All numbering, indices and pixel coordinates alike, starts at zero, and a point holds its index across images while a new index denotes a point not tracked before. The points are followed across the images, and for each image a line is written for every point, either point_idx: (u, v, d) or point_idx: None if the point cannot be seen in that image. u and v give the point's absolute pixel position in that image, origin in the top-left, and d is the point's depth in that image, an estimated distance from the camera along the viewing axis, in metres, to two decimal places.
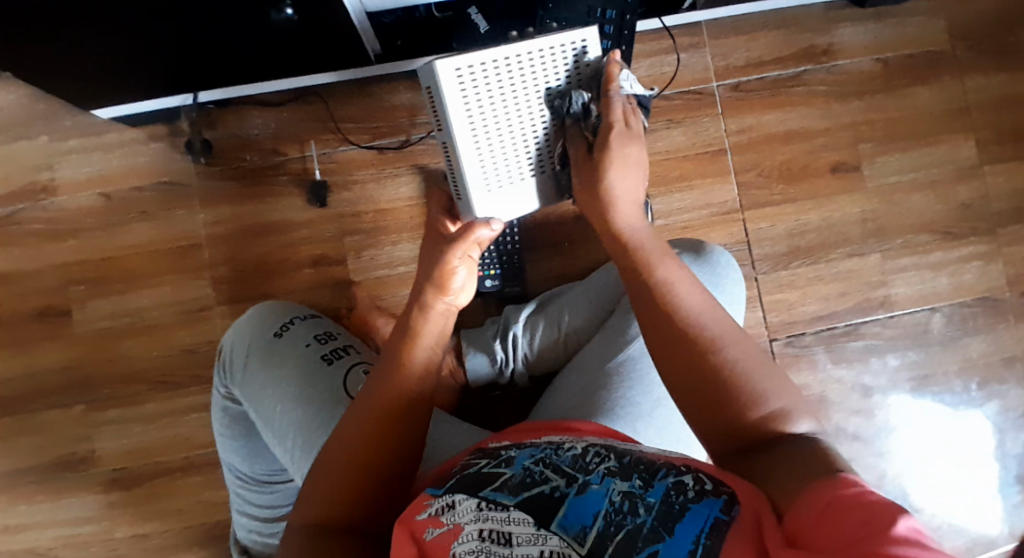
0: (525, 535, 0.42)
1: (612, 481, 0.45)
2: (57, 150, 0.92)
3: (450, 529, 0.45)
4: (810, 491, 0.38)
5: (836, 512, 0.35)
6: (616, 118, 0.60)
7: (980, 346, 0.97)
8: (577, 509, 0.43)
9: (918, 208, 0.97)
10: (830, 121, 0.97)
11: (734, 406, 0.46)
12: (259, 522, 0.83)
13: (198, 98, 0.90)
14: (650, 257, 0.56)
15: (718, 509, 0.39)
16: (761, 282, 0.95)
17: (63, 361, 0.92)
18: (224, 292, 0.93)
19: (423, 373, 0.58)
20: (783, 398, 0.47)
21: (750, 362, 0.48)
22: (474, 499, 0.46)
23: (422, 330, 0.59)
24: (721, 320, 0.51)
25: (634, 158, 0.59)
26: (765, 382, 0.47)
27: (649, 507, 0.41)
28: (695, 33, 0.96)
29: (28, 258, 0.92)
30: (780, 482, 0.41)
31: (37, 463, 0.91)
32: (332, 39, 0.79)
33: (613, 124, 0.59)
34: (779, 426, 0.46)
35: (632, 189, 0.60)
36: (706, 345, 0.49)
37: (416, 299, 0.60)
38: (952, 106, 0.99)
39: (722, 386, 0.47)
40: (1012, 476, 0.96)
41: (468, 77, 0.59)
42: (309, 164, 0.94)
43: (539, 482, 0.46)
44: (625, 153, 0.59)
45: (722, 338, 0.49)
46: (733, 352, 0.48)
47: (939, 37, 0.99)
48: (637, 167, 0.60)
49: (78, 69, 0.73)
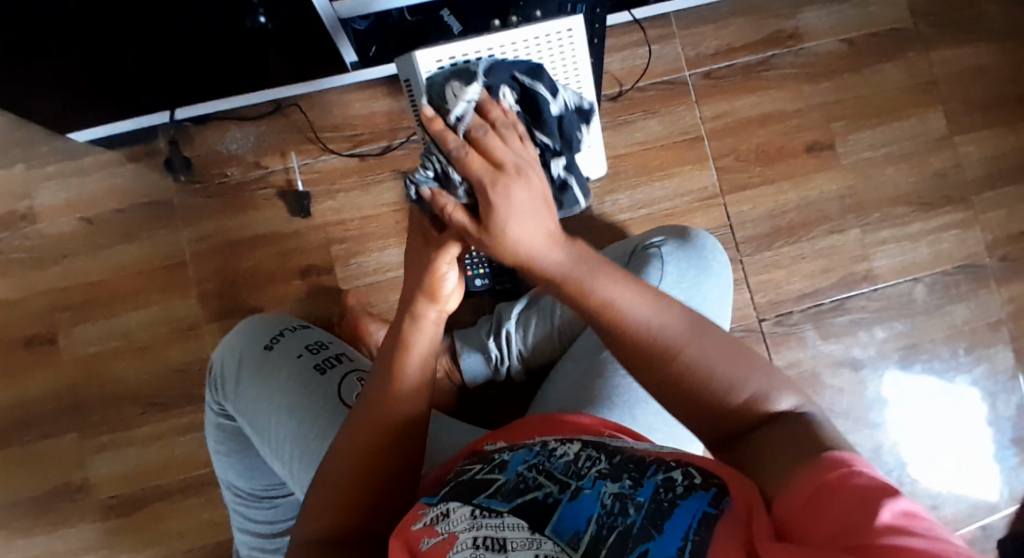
0: (520, 540, 0.41)
1: (603, 484, 0.43)
2: (34, 176, 0.92)
3: (445, 538, 0.43)
4: (797, 473, 0.37)
5: (825, 499, 0.34)
6: (482, 168, 0.42)
7: (964, 312, 0.99)
8: (571, 515, 0.42)
9: (894, 180, 0.99)
10: (802, 102, 0.99)
11: (708, 392, 0.43)
12: (260, 538, 0.81)
13: (174, 115, 0.89)
14: (583, 284, 0.44)
15: (708, 503, 0.38)
16: (746, 263, 0.96)
17: (54, 389, 0.91)
18: (213, 309, 0.92)
19: (419, 389, 0.56)
20: (754, 382, 0.43)
21: (713, 350, 0.43)
22: (468, 506, 0.45)
23: (413, 342, 0.55)
24: (672, 317, 0.44)
25: (530, 195, 0.42)
26: (733, 367, 0.43)
27: (639, 507, 0.40)
28: (664, 25, 0.97)
29: (10, 287, 0.91)
30: (770, 466, 0.39)
31: (32, 495, 0.90)
32: (312, 46, 0.79)
33: (483, 177, 0.42)
34: (760, 408, 0.42)
35: (541, 230, 0.43)
36: (665, 347, 0.43)
37: (406, 310, 0.56)
38: (919, 81, 1.01)
39: (684, 390, 0.43)
40: (1008, 438, 0.98)
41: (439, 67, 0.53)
42: (290, 175, 0.94)
43: (532, 488, 0.45)
44: (512, 205, 0.42)
45: (681, 340, 0.43)
46: (695, 351, 0.43)
47: (901, 15, 1.01)
48: (538, 205, 0.42)
49: (54, 87, 0.72)
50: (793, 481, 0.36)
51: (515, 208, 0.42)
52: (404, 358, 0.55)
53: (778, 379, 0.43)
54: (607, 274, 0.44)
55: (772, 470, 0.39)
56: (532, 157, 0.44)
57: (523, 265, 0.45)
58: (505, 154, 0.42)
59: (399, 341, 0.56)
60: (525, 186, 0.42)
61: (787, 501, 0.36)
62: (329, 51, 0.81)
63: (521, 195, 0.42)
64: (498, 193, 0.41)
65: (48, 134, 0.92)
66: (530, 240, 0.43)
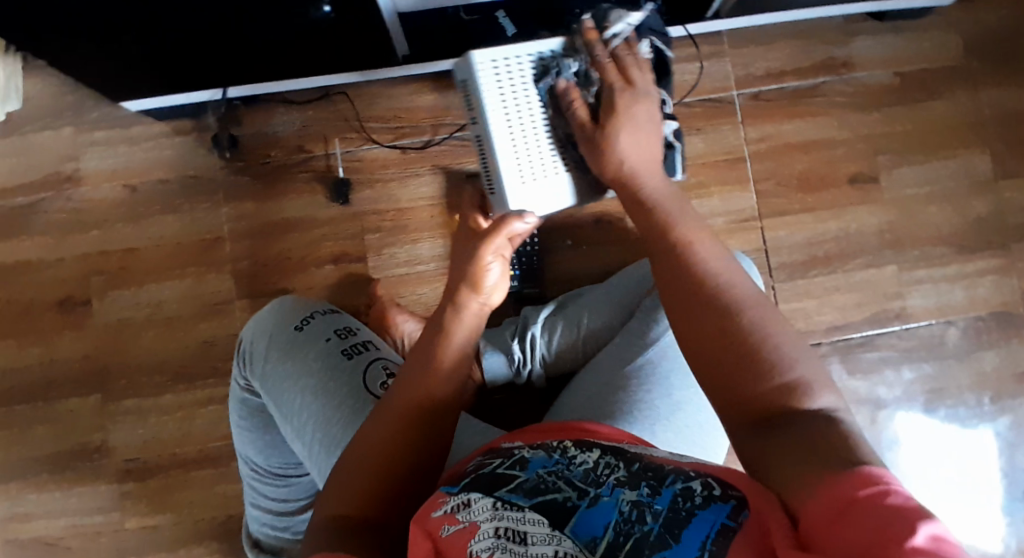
0: (540, 535, 0.41)
1: (621, 491, 0.43)
2: (82, 141, 0.94)
3: (465, 526, 0.42)
4: (819, 487, 0.35)
5: (857, 514, 0.32)
6: (615, 81, 0.68)
7: (994, 360, 0.97)
8: (587, 521, 0.42)
9: (935, 220, 0.98)
10: (848, 132, 0.98)
11: (762, 364, 0.44)
12: (272, 515, 0.83)
13: (227, 93, 0.90)
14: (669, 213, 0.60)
15: (726, 516, 0.37)
16: (778, 290, 0.96)
17: (83, 350, 0.93)
18: (245, 286, 0.93)
19: (453, 371, 0.58)
20: (804, 367, 0.44)
21: (773, 326, 0.47)
22: (489, 498, 0.45)
23: (454, 328, 0.60)
24: (743, 284, 0.51)
25: (643, 119, 0.66)
26: (789, 351, 0.45)
27: (655, 515, 0.40)
28: (716, 42, 0.97)
29: (49, 246, 0.93)
30: (800, 476, 0.37)
31: (51, 452, 0.92)
32: (365, 38, 0.79)
33: (613, 85, 0.67)
34: (797, 401, 0.42)
35: (643, 147, 0.66)
36: (731, 308, 0.48)
37: (450, 298, 0.61)
38: (969, 120, 1.00)
39: (749, 350, 0.45)
40: (1022, 491, 0.96)
41: (502, 68, 0.68)
42: (332, 161, 0.95)
43: (551, 490, 0.45)
44: (631, 113, 0.66)
45: (746, 304, 0.49)
46: (757, 314, 0.48)
47: (957, 52, 1.00)
48: (647, 126, 0.66)
49: (109, 57, 0.73)
50: (816, 495, 0.35)
51: (630, 120, 0.66)
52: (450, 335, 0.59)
53: (825, 379, 0.44)
54: (694, 230, 0.57)
55: (795, 479, 0.37)
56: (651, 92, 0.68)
57: (623, 175, 0.65)
58: (637, 80, 0.68)
59: (439, 332, 0.60)
60: (642, 105, 0.67)
61: (809, 518, 0.34)
62: (379, 40, 0.80)
63: (637, 110, 0.66)
64: (624, 105, 0.66)
65: (100, 101, 0.94)
66: (633, 148, 0.65)
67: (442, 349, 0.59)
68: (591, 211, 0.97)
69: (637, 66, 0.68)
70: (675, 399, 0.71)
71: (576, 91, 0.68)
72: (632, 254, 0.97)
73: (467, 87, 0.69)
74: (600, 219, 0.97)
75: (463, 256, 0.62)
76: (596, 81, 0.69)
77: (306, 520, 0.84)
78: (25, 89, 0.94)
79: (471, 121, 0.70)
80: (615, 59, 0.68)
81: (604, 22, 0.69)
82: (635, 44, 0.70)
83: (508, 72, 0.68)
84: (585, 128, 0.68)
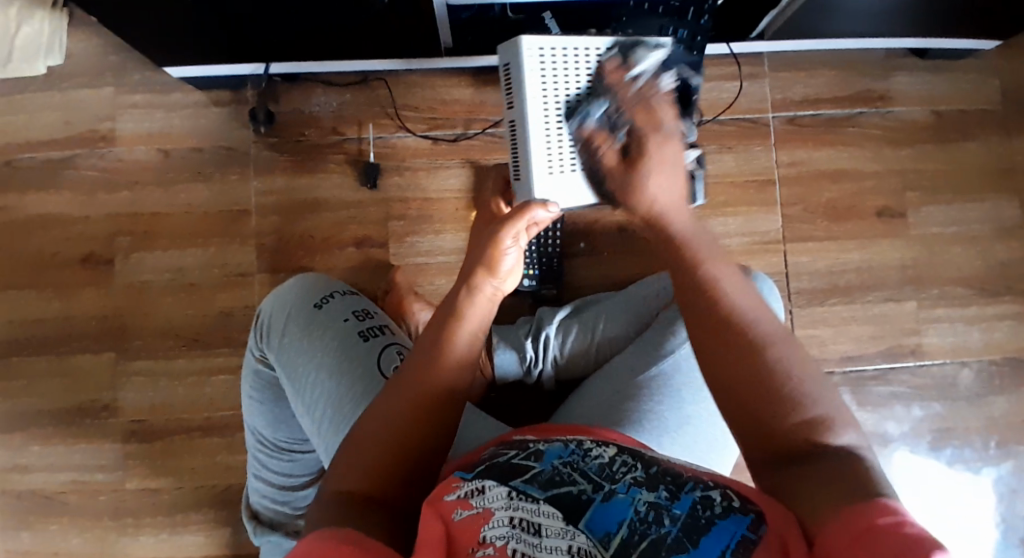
0: (554, 528, 0.41)
1: (638, 491, 0.43)
2: (121, 102, 0.95)
3: (478, 512, 0.43)
4: (841, 513, 0.35)
5: (873, 541, 0.32)
6: (644, 124, 0.65)
7: (1004, 405, 0.97)
8: (602, 516, 0.42)
9: (959, 261, 0.98)
10: (880, 165, 0.98)
11: (781, 402, 0.44)
12: (273, 489, 0.84)
13: (269, 69, 0.91)
14: (698, 255, 0.56)
15: (745, 527, 0.38)
16: (795, 315, 0.96)
17: (101, 308, 0.94)
18: (266, 260, 0.94)
19: (461, 364, 0.58)
20: (826, 407, 0.43)
21: (796, 364, 0.46)
22: (504, 487, 0.45)
23: (466, 313, 0.60)
24: (767, 318, 0.49)
25: (672, 157, 0.64)
26: (808, 389, 0.44)
27: (674, 519, 0.40)
28: (757, 63, 0.98)
29: (78, 203, 0.94)
30: (822, 502, 0.37)
31: (60, 406, 0.93)
32: (413, 27, 0.79)
33: (643, 130, 0.65)
34: (821, 436, 0.42)
35: (673, 188, 0.62)
36: (753, 342, 0.47)
37: (464, 282, 0.62)
38: (1002, 164, 0.99)
39: (771, 389, 0.44)
40: (1020, 538, 0.95)
41: (548, 56, 0.67)
42: (364, 145, 0.95)
43: (566, 483, 0.45)
44: (660, 156, 0.63)
45: (768, 338, 0.47)
46: (777, 352, 0.46)
47: (995, 95, 1.00)
48: (674, 168, 0.63)
49: (160, 23, 0.75)
50: (837, 521, 0.35)
51: (660, 161, 0.63)
52: (455, 329, 0.59)
53: (846, 416, 0.44)
54: (721, 268, 0.55)
55: (821, 506, 0.37)
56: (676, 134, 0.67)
57: (653, 217, 0.61)
58: (663, 120, 0.66)
59: (453, 312, 0.60)
60: (671, 145, 0.65)
61: (829, 540, 0.34)
62: (426, 30, 0.81)
63: (667, 152, 0.63)
64: (652, 143, 0.64)
65: (142, 65, 0.95)
66: (665, 193, 0.62)
67: (448, 341, 0.58)
68: (614, 220, 0.97)
69: (660, 109, 0.67)
70: (686, 413, 0.71)
71: (603, 136, 0.66)
72: (652, 265, 0.97)
73: (509, 71, 0.68)
74: (623, 228, 0.97)
75: (481, 241, 0.63)
76: (624, 123, 0.66)
77: (308, 497, 0.84)
78: (69, 46, 0.95)
79: (505, 107, 0.69)
80: (641, 103, 0.67)
81: (628, 59, 0.70)
82: (657, 79, 0.71)
83: (550, 63, 0.68)
84: (611, 173, 0.65)
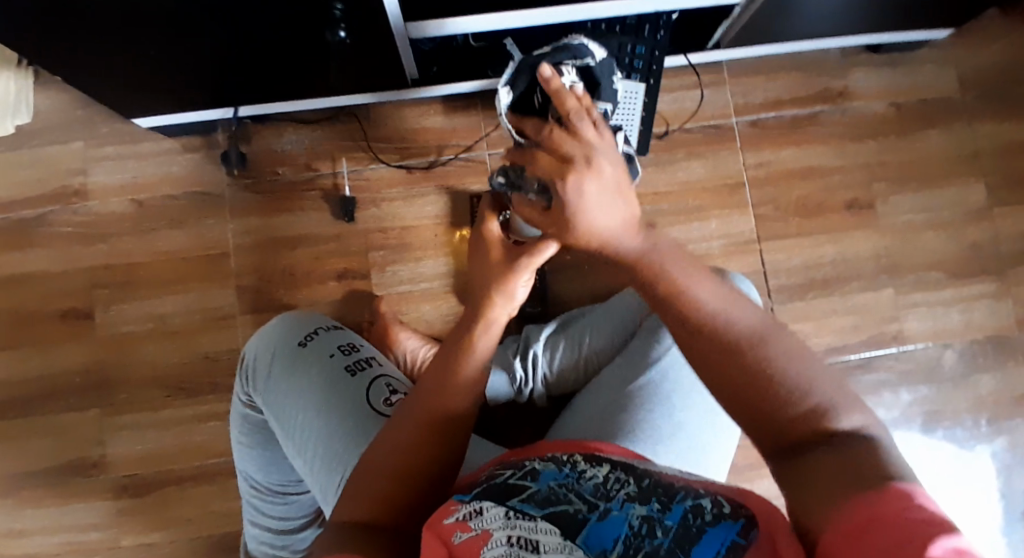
0: (553, 544, 0.41)
1: (632, 507, 0.44)
2: (91, 155, 0.95)
3: (478, 534, 0.43)
4: (846, 505, 0.35)
5: (874, 534, 0.32)
6: (548, 169, 0.43)
7: (990, 384, 0.98)
8: (598, 532, 0.42)
9: (931, 245, 1.00)
10: (845, 160, 1.01)
11: (777, 395, 0.43)
12: (270, 535, 0.83)
13: (238, 113, 0.91)
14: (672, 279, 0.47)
15: (736, 533, 0.38)
16: (776, 312, 0.97)
17: (84, 362, 0.93)
18: (248, 301, 0.94)
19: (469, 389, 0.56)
20: (819, 392, 0.43)
21: (782, 353, 0.45)
22: (502, 507, 0.45)
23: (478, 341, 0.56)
24: (742, 313, 0.46)
25: (603, 188, 0.43)
26: (804, 370, 0.44)
27: (666, 530, 0.41)
28: (716, 70, 1.00)
29: (54, 259, 0.94)
30: (821, 489, 0.37)
31: (48, 466, 0.91)
32: (379, 62, 0.81)
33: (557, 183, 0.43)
34: (824, 421, 0.42)
35: (616, 219, 0.45)
36: (737, 344, 0.45)
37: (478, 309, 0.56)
38: (964, 149, 1.02)
39: (762, 385, 0.44)
40: (1018, 513, 0.96)
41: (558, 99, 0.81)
42: (338, 180, 0.96)
43: (563, 501, 0.45)
44: (582, 198, 0.43)
45: (751, 338, 0.45)
46: (763, 350, 0.45)
47: (950, 84, 1.03)
48: (614, 192, 0.44)
49: (126, 76, 0.75)
50: (838, 513, 0.35)
51: (586, 201, 0.43)
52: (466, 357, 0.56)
53: (847, 399, 0.43)
54: (696, 276, 0.48)
55: (820, 500, 0.37)
56: (605, 144, 0.44)
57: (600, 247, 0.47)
58: (573, 145, 0.43)
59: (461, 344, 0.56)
60: (596, 178, 0.43)
61: (833, 537, 0.34)
62: (392, 64, 0.82)
63: (591, 186, 0.43)
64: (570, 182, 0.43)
65: (110, 117, 0.96)
66: (603, 226, 0.45)
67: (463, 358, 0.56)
68: None
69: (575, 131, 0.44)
70: (676, 420, 0.71)
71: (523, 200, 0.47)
72: None
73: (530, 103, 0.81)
74: None
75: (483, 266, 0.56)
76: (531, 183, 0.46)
77: (306, 539, 0.84)
78: (35, 103, 0.95)
79: None
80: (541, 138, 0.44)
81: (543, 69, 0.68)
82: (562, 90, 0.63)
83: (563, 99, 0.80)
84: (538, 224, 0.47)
